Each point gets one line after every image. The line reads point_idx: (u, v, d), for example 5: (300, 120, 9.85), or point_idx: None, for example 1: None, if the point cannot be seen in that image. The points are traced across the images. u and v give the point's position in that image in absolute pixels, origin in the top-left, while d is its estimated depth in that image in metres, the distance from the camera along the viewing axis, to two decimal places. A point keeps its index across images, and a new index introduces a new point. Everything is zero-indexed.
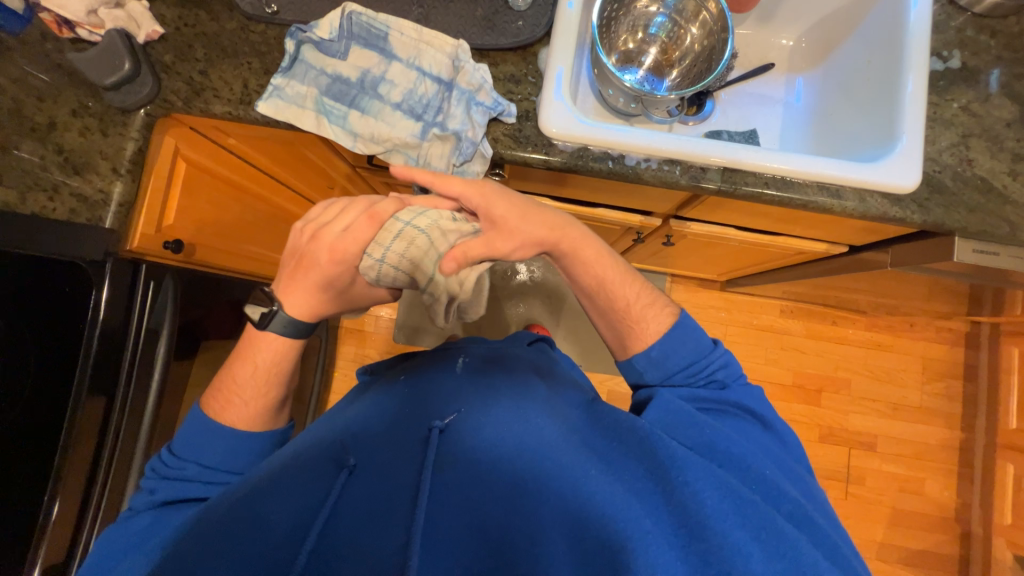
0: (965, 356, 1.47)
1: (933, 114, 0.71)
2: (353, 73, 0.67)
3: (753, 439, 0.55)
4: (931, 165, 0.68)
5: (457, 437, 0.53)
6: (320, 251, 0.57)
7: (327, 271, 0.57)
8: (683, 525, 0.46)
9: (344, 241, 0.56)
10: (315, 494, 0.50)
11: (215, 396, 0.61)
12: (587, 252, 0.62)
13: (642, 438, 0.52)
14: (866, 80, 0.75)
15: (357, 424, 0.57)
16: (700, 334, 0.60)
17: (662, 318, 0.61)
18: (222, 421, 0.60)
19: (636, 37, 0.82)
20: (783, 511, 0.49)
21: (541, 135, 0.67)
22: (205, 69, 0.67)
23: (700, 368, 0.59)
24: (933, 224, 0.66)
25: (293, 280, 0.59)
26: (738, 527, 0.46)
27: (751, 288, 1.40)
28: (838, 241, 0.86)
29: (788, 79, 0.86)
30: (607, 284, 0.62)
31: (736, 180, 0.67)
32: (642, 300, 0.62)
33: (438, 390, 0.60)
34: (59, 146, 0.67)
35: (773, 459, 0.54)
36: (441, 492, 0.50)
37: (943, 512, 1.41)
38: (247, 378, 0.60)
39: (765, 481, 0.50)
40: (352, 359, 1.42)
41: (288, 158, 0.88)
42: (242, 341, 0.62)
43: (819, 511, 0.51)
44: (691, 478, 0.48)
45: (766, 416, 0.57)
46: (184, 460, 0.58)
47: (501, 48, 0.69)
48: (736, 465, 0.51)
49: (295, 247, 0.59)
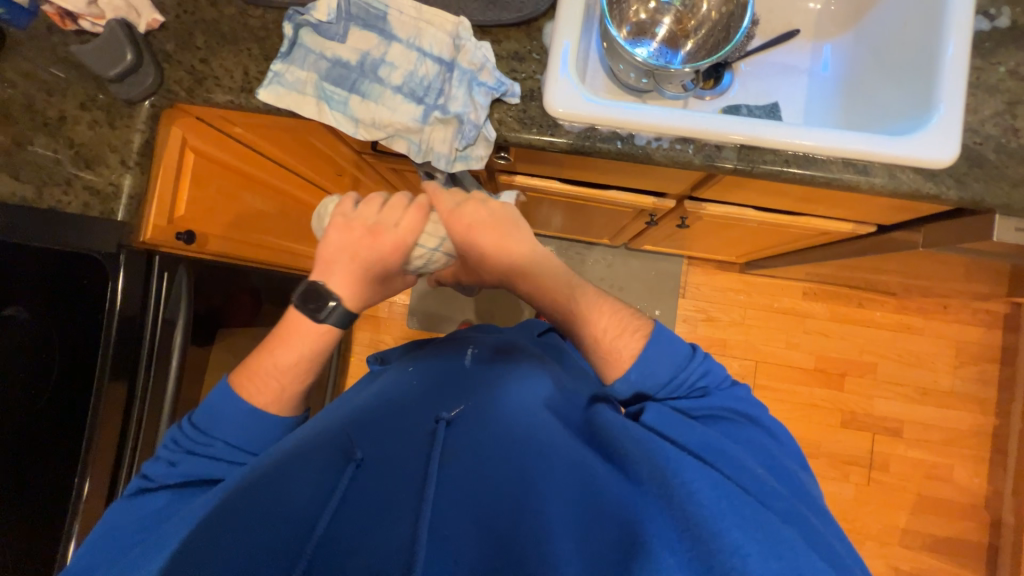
0: (1003, 339, 1.39)
1: (976, 79, 0.65)
2: (352, 56, 0.65)
3: (750, 443, 0.53)
4: (972, 136, 0.63)
5: (465, 429, 0.55)
6: (382, 242, 0.62)
7: (389, 258, 0.63)
8: (684, 527, 0.44)
9: (406, 235, 0.63)
10: (321, 486, 0.50)
11: (249, 380, 0.61)
12: (553, 284, 0.63)
13: (638, 439, 0.51)
14: (901, 44, 0.69)
15: (364, 416, 0.58)
16: (678, 342, 0.58)
17: (633, 344, 0.58)
18: (257, 403, 0.60)
19: (649, 7, 0.77)
20: (782, 515, 0.46)
21: (546, 116, 0.64)
22: (206, 58, 0.67)
23: (680, 383, 0.56)
24: (970, 201, 0.61)
25: (347, 274, 0.62)
26: (738, 529, 0.43)
27: (773, 271, 1.35)
28: (865, 220, 0.81)
29: (814, 46, 0.80)
30: (574, 317, 0.61)
31: (753, 158, 0.63)
32: (611, 330, 0.59)
33: (451, 384, 0.62)
34: (69, 139, 0.69)
35: (772, 465, 0.52)
36: (446, 488, 0.49)
37: (972, 499, 1.36)
38: (289, 362, 0.61)
39: (764, 484, 0.47)
40: (367, 345, 1.43)
41: (293, 145, 0.87)
42: (287, 323, 0.62)
43: (819, 520, 0.49)
44: (688, 478, 0.46)
45: (760, 417, 0.56)
46: (213, 437, 0.58)
47: (504, 24, 0.66)
48: (734, 469, 0.49)
49: (340, 244, 0.62)
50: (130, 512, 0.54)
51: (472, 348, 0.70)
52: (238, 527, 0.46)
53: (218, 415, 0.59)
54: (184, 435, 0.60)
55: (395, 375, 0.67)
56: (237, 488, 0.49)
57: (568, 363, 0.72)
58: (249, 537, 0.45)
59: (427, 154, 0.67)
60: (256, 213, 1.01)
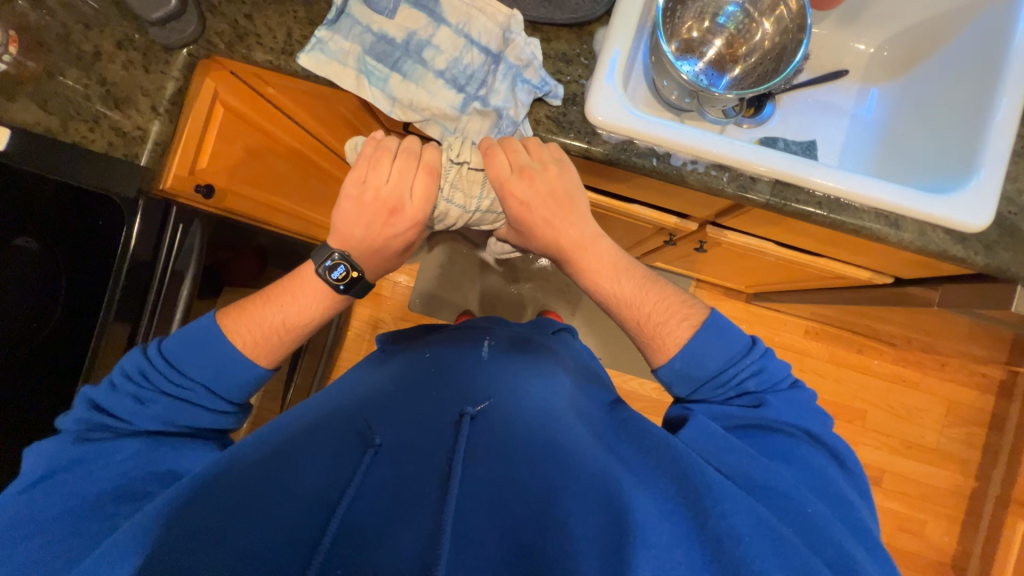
0: (994, 405, 1.40)
1: (1020, 148, 0.64)
2: (399, 34, 0.64)
3: (792, 464, 0.49)
4: (1007, 205, 0.63)
5: (487, 427, 0.54)
6: (400, 218, 0.62)
7: (411, 232, 0.63)
8: (715, 557, 0.42)
9: (419, 203, 0.61)
10: (342, 470, 0.50)
11: (248, 329, 0.60)
12: (602, 269, 0.61)
13: (677, 458, 0.49)
14: (951, 101, 0.68)
15: (383, 402, 0.58)
16: (733, 333, 0.56)
17: (679, 332, 0.57)
18: (251, 354, 0.60)
19: (702, 25, 0.76)
20: (829, 561, 0.42)
21: (585, 122, 0.64)
22: (250, 14, 0.65)
23: (729, 376, 0.55)
24: (996, 269, 0.61)
25: (366, 243, 0.62)
26: (776, 568, 0.40)
27: (778, 305, 1.35)
28: (883, 271, 0.81)
29: (861, 89, 0.79)
30: (619, 299, 0.60)
31: (787, 195, 0.63)
32: (657, 316, 0.58)
33: (471, 377, 0.61)
34: (102, 78, 0.67)
35: (820, 489, 0.47)
36: (467, 487, 0.48)
37: (939, 556, 1.38)
38: (296, 320, 0.62)
39: (808, 523, 0.44)
40: (366, 321, 1.43)
41: (324, 113, 0.86)
42: (294, 279, 0.63)
43: (872, 562, 0.43)
44: (729, 509, 0.44)
45: (812, 432, 0.51)
46: (186, 380, 0.58)
47: (556, 24, 0.65)
48: (777, 502, 0.45)
49: (356, 207, 0.61)
50: (90, 457, 0.52)
51: (487, 341, 0.69)
52: (252, 510, 0.46)
53: (188, 350, 0.58)
54: (154, 368, 0.58)
55: (411, 359, 0.68)
56: (259, 468, 0.50)
57: (586, 364, 0.71)
58: (270, 516, 0.46)
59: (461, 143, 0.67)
60: (274, 175, 1.00)
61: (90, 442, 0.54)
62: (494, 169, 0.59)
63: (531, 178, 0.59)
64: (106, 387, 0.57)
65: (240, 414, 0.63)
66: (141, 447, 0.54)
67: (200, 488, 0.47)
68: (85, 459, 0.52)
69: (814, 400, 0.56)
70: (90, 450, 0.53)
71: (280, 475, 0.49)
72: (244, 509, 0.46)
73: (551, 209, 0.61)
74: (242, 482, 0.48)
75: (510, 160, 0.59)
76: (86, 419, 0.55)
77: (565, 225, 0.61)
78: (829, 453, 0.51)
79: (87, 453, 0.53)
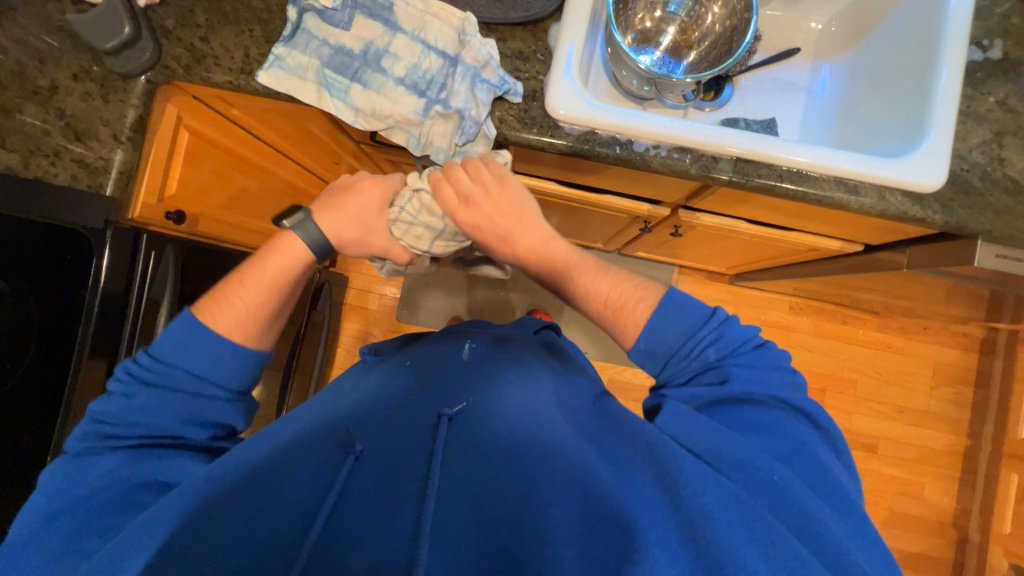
0: (978, 363, 1.43)
1: (966, 108, 0.67)
2: (356, 44, 0.64)
3: (764, 436, 0.49)
4: (959, 163, 0.65)
5: (465, 427, 0.54)
6: (364, 179, 0.67)
7: (369, 193, 0.66)
8: (690, 539, 0.42)
9: (385, 169, 0.67)
10: (324, 477, 0.50)
11: (225, 289, 0.62)
12: (563, 267, 0.62)
13: (649, 443, 0.49)
14: (898, 69, 0.70)
15: (364, 409, 0.58)
16: (692, 306, 0.57)
17: (639, 313, 0.57)
18: (218, 307, 0.60)
19: (654, 15, 0.78)
20: (797, 532, 0.43)
21: (547, 117, 0.65)
22: (206, 36, 0.65)
23: (692, 349, 0.55)
24: (955, 226, 0.63)
25: (332, 204, 0.66)
26: (749, 550, 0.41)
27: (761, 283, 1.37)
28: (852, 239, 0.83)
29: (814, 65, 0.82)
30: (579, 286, 0.61)
31: (748, 171, 0.64)
32: (615, 299, 0.59)
33: (452, 378, 0.62)
34: (61, 111, 0.67)
35: (797, 459, 0.48)
36: (448, 486, 0.48)
37: (941, 517, 1.40)
38: (260, 283, 0.62)
39: (780, 494, 0.44)
40: (355, 336, 1.43)
41: (291, 130, 0.86)
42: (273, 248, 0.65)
43: (840, 525, 0.44)
44: (699, 489, 0.44)
45: (781, 397, 0.52)
46: (181, 366, 0.57)
47: (510, 23, 0.66)
48: (746, 477, 0.46)
49: (333, 183, 0.68)
50: (85, 470, 0.52)
51: (468, 341, 0.70)
52: (226, 524, 0.46)
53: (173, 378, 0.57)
54: (145, 369, 0.57)
55: (392, 367, 0.67)
56: (235, 482, 0.49)
57: (568, 358, 0.71)
58: (244, 530, 0.45)
59: (426, 148, 0.68)
60: (246, 195, 1.00)
61: (82, 457, 0.53)
62: (443, 199, 0.63)
63: (475, 204, 0.62)
64: (105, 398, 0.56)
65: (240, 417, 0.61)
66: (129, 459, 0.53)
67: (191, 512, 0.47)
68: (77, 475, 0.51)
69: (782, 358, 0.56)
70: (88, 467, 0.52)
71: (264, 484, 0.49)
72: (224, 525, 0.46)
73: (502, 222, 0.62)
74: (212, 498, 0.48)
75: (455, 189, 0.62)
76: (87, 433, 0.54)
77: (516, 233, 0.63)
78: (800, 415, 0.52)
79: (82, 469, 0.52)
